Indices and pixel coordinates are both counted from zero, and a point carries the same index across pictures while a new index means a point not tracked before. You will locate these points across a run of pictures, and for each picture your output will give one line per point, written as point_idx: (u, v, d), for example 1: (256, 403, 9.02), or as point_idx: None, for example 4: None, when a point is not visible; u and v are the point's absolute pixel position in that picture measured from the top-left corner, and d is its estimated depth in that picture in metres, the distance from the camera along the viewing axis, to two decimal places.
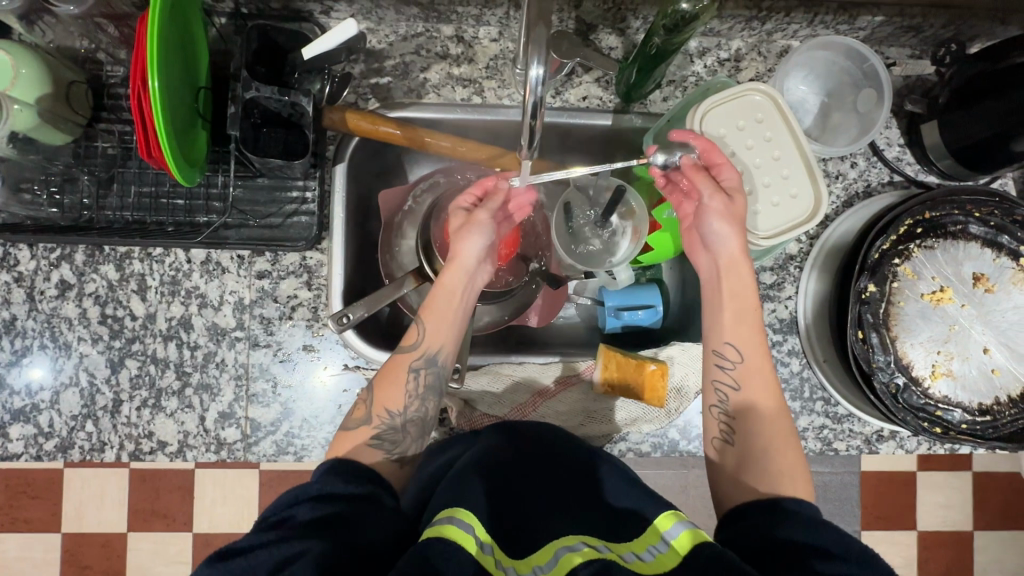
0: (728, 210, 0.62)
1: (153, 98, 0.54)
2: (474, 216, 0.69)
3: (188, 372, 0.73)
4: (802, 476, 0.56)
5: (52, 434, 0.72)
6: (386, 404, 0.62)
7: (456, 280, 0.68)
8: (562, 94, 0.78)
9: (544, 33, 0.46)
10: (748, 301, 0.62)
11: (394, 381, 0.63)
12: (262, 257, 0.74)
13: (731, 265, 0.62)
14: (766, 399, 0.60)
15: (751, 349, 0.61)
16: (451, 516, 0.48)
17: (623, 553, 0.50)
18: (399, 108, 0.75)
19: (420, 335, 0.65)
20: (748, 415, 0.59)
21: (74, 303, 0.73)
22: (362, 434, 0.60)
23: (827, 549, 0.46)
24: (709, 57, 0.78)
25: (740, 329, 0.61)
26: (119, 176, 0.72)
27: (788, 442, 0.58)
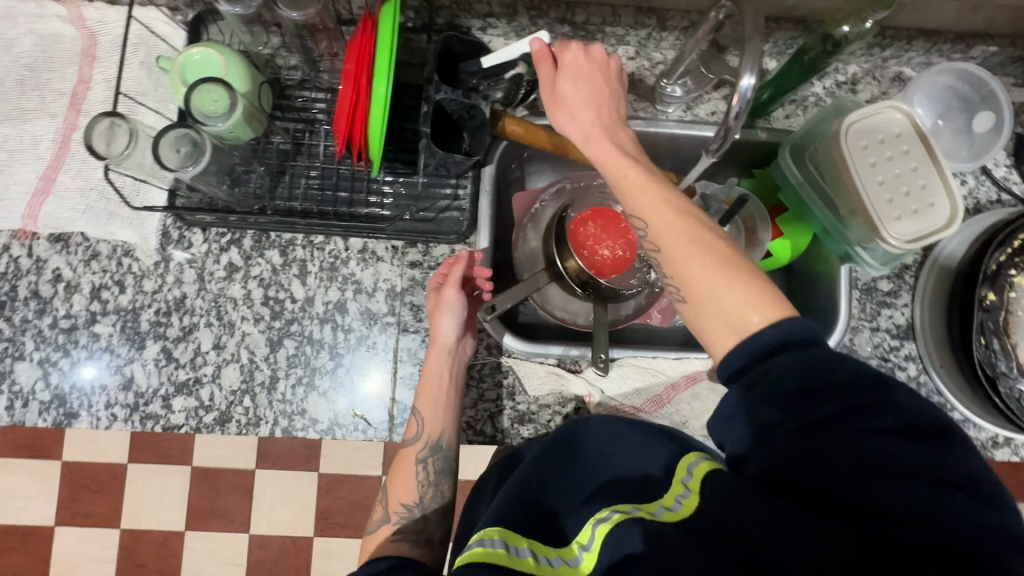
0: (590, 91, 0.65)
1: (378, 102, 0.61)
2: (443, 295, 0.74)
3: (341, 353, 0.78)
4: (761, 292, 0.53)
5: (213, 407, 0.76)
6: (400, 498, 0.69)
7: (444, 351, 0.73)
8: (692, 109, 0.84)
9: (758, 45, 0.56)
10: (630, 175, 0.60)
11: (403, 476, 0.70)
12: (414, 248, 0.80)
13: (586, 139, 0.63)
14: (680, 223, 0.57)
15: (662, 227, 0.58)
16: (481, 539, 0.47)
17: (654, 509, 0.48)
18: (545, 116, 0.81)
19: (420, 425, 0.71)
20: (693, 301, 0.56)
21: (239, 285, 0.78)
22: (384, 533, 0.66)
23: (902, 424, 0.44)
24: (828, 80, 0.85)
25: (632, 193, 0.60)
26: (290, 169, 0.78)
27: (732, 262, 0.55)
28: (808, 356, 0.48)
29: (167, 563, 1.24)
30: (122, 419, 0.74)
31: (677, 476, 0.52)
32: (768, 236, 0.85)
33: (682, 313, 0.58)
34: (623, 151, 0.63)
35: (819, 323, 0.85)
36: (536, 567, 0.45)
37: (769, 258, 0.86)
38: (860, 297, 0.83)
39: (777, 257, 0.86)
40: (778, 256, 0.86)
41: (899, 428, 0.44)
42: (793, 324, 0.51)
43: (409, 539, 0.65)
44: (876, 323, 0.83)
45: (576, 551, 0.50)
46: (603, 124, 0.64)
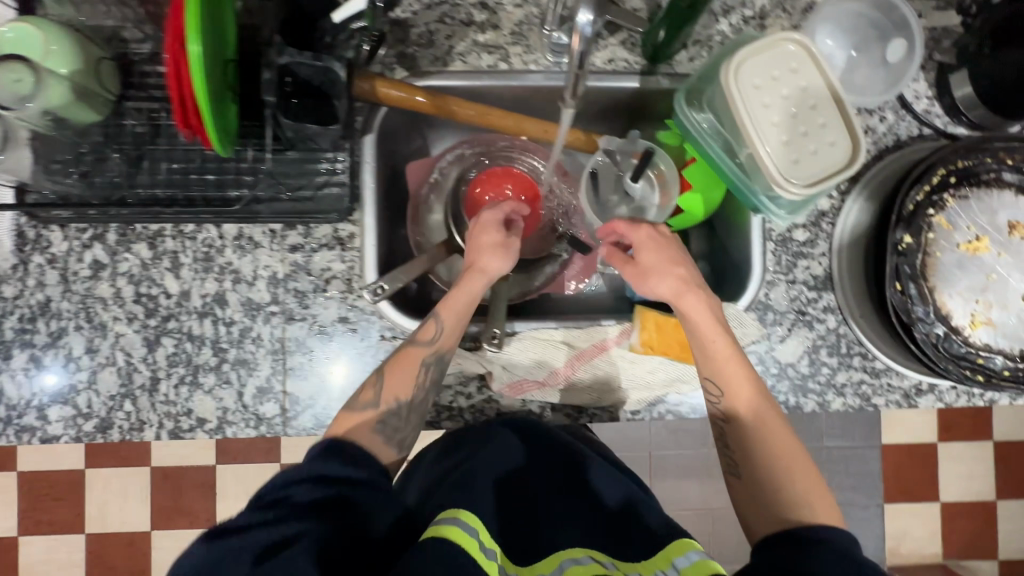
0: (665, 254, 0.70)
1: (192, 62, 0.53)
2: (512, 242, 0.72)
3: (224, 348, 0.73)
4: (812, 477, 0.62)
5: (92, 415, 0.72)
6: (393, 391, 0.65)
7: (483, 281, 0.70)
8: (588, 58, 0.77)
9: None
10: (711, 327, 0.67)
11: (402, 376, 0.65)
12: (294, 230, 0.74)
13: (684, 298, 0.67)
14: (747, 392, 0.66)
15: (726, 377, 0.66)
16: (456, 518, 0.49)
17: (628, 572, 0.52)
18: (427, 77, 0.75)
19: (439, 330, 0.67)
20: (749, 429, 0.65)
21: (107, 283, 0.72)
22: (366, 415, 0.62)
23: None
24: (733, 16, 0.78)
25: (712, 356, 0.67)
26: (148, 154, 0.72)
27: (775, 424, 0.65)
28: (832, 551, 0.53)
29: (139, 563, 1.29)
30: None
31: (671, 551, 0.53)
32: (678, 191, 0.80)
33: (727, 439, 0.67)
34: (718, 316, 0.67)
35: (734, 279, 0.81)
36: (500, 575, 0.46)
37: (681, 215, 0.80)
38: (775, 249, 0.79)
39: (690, 214, 0.80)
40: (690, 212, 0.80)
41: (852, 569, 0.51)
42: (842, 535, 0.56)
43: (384, 435, 0.62)
44: (793, 276, 0.79)
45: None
46: (692, 283, 0.68)
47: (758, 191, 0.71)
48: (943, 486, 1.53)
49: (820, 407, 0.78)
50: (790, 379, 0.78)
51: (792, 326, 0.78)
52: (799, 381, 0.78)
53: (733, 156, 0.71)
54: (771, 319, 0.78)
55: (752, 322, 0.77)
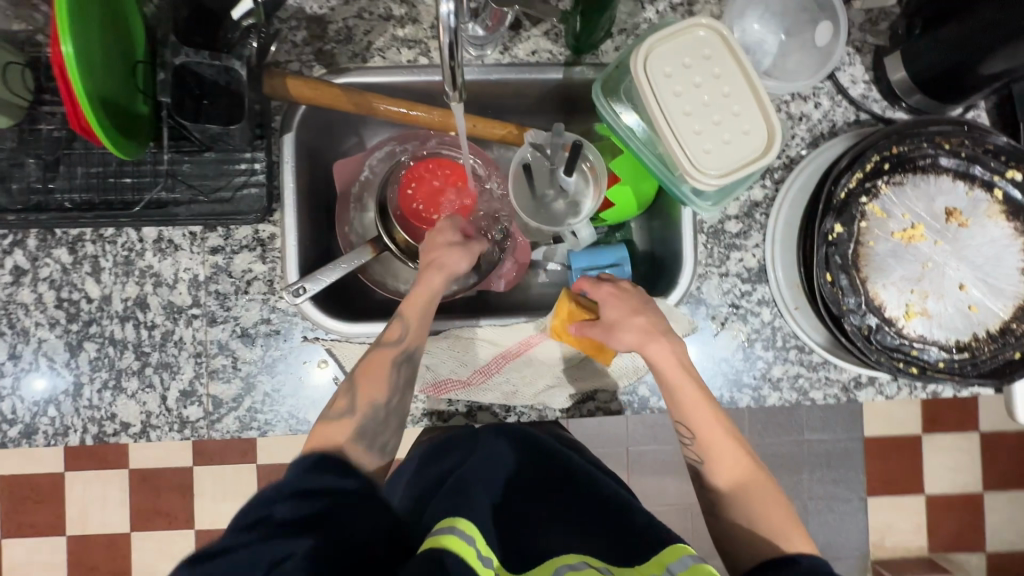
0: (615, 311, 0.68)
1: (68, 63, 0.53)
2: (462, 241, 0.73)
3: (147, 352, 0.73)
4: (784, 520, 0.60)
5: (16, 421, 0.72)
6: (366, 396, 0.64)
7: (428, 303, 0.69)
8: (510, 50, 0.76)
9: None
10: (682, 378, 0.65)
11: (335, 445, 0.60)
12: (214, 232, 0.73)
13: (652, 351, 0.66)
14: (727, 437, 0.64)
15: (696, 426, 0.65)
16: (452, 526, 0.46)
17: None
18: (344, 74, 0.74)
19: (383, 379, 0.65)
20: (723, 474, 0.64)
21: (29, 289, 0.72)
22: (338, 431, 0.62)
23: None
24: (660, 3, 0.76)
25: (686, 403, 0.65)
26: (65, 159, 0.72)
27: (752, 474, 0.64)
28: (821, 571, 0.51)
29: (117, 564, 1.29)
30: None
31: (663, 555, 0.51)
32: (607, 183, 0.79)
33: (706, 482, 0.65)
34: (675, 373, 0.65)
35: (668, 273, 0.79)
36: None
37: (613, 209, 0.80)
38: (707, 241, 0.77)
39: (622, 207, 0.80)
40: (621, 205, 0.79)
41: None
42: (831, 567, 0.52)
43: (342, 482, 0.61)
44: (725, 268, 0.77)
45: None
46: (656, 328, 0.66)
47: (680, 182, 0.70)
48: (929, 480, 1.47)
49: (755, 402, 0.76)
50: (725, 374, 0.76)
51: (725, 320, 0.76)
52: (733, 375, 0.76)
53: (654, 147, 0.70)
54: (703, 313, 0.76)
55: (683, 317, 0.75)
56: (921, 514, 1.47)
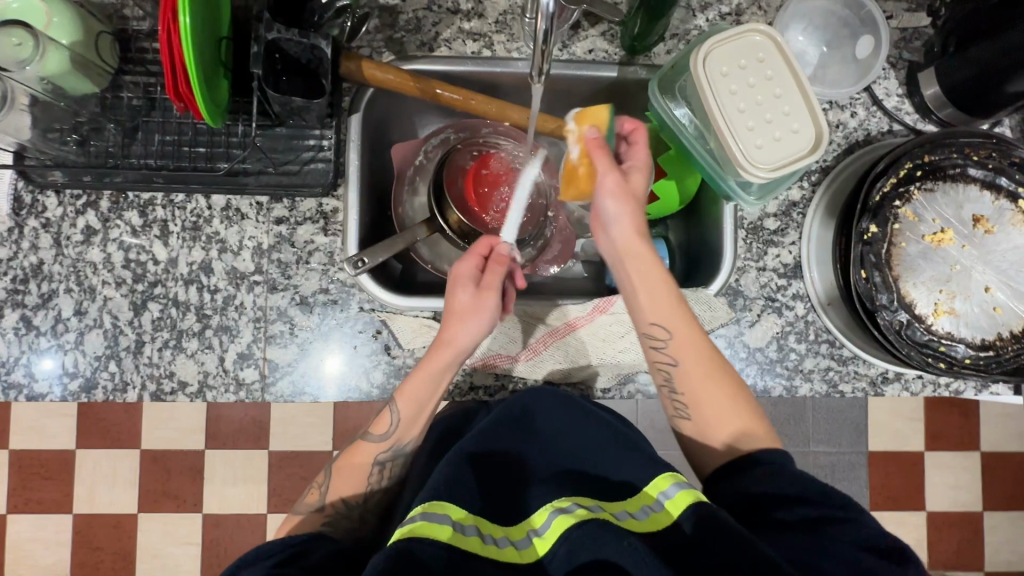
0: (621, 187, 0.69)
1: (184, 33, 0.58)
2: (482, 302, 0.68)
3: (208, 315, 0.75)
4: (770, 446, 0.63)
5: (77, 375, 0.74)
6: (341, 491, 0.67)
7: (451, 359, 0.68)
8: (569, 47, 0.80)
9: None
10: (653, 275, 0.68)
11: (353, 471, 0.68)
12: (280, 204, 0.77)
13: (630, 247, 0.70)
14: (697, 342, 0.66)
15: (677, 326, 0.66)
16: (427, 513, 0.52)
17: (617, 512, 0.55)
18: (412, 61, 0.78)
19: (393, 424, 0.68)
20: (688, 378, 0.66)
21: (98, 248, 0.75)
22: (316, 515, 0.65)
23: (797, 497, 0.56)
24: (711, 12, 0.81)
25: (660, 305, 0.67)
26: (143, 126, 0.75)
27: (749, 420, 0.64)
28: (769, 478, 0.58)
29: None
30: None
31: (651, 488, 0.58)
32: (653, 178, 0.83)
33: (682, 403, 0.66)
34: (656, 295, 0.68)
35: (707, 266, 0.83)
36: (482, 546, 0.52)
37: (656, 203, 0.84)
38: (746, 236, 0.81)
39: (665, 202, 0.84)
40: (665, 200, 0.83)
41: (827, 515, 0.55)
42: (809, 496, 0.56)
43: (343, 514, 0.66)
44: (763, 263, 0.81)
45: (524, 533, 0.56)
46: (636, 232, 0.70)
47: (727, 177, 0.74)
48: (930, 496, 1.48)
49: (788, 392, 0.80)
50: (759, 363, 0.80)
51: (761, 312, 0.80)
52: (767, 365, 0.80)
53: (705, 142, 0.74)
54: (741, 304, 0.80)
55: (723, 306, 0.78)
56: (922, 529, 1.48)
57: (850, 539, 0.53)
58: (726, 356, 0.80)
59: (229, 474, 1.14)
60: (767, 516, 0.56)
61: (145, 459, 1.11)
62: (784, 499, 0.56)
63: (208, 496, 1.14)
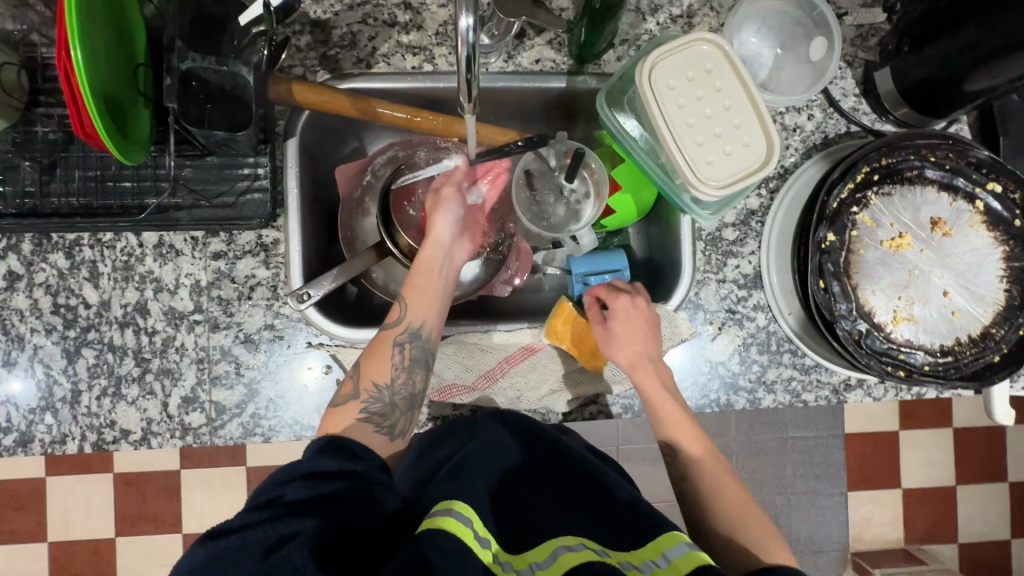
0: (618, 323, 0.70)
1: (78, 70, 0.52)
2: (442, 194, 0.73)
3: (147, 359, 0.72)
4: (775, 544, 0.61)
5: (11, 429, 0.70)
6: (373, 378, 0.65)
7: (435, 248, 0.70)
8: (514, 58, 0.77)
9: None
10: (668, 388, 0.69)
11: (379, 353, 0.66)
12: (217, 237, 0.73)
13: (637, 370, 0.69)
14: (694, 436, 0.67)
15: (683, 430, 0.67)
16: (452, 510, 0.51)
17: (621, 561, 0.52)
18: (348, 79, 0.74)
19: (406, 310, 0.67)
20: (701, 483, 0.65)
21: (24, 294, 0.71)
22: (352, 409, 0.63)
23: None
24: (661, 15, 0.77)
25: (670, 421, 0.68)
26: (62, 162, 0.70)
27: (743, 497, 0.64)
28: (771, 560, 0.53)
29: None
30: None
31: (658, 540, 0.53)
32: (609, 190, 0.80)
33: (684, 465, 0.67)
34: (672, 412, 0.68)
35: (667, 278, 0.81)
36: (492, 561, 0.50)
37: (614, 215, 0.81)
38: (705, 248, 0.79)
39: (622, 214, 0.81)
40: (622, 213, 0.81)
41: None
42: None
43: None
44: (722, 275, 0.79)
45: (529, 563, 0.52)
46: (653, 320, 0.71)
47: (682, 193, 0.72)
48: (904, 475, 1.51)
49: (751, 404, 0.79)
50: (721, 378, 0.79)
51: (722, 325, 0.79)
52: (729, 379, 0.79)
53: (656, 156, 0.72)
54: (702, 318, 0.79)
55: (683, 321, 0.77)
56: (897, 509, 1.50)
57: None
58: (688, 372, 0.78)
59: (206, 492, 1.18)
60: None
61: (119, 483, 1.15)
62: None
63: (186, 515, 1.18)
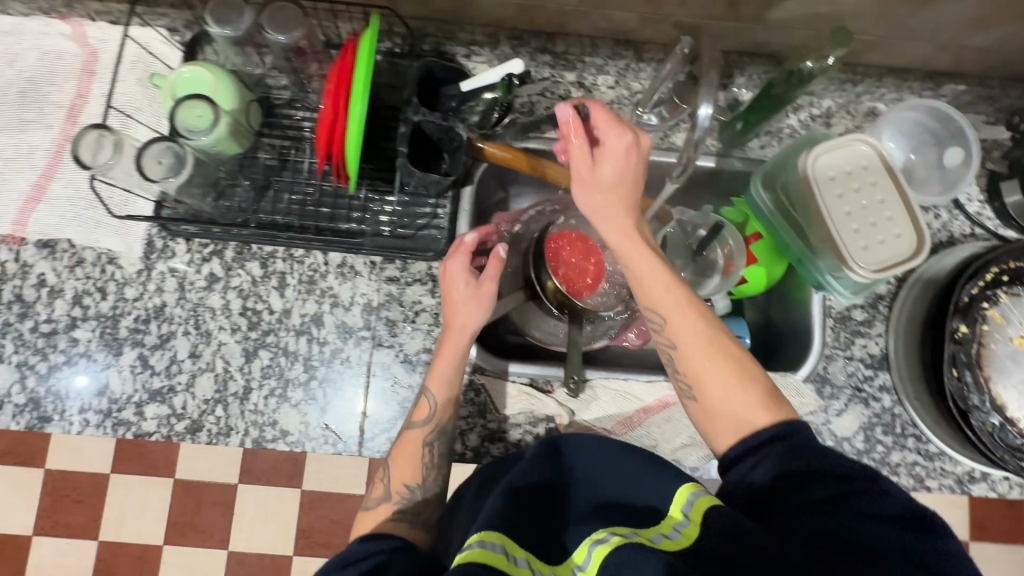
0: (589, 180, 0.66)
1: (356, 119, 0.64)
2: (483, 289, 0.71)
3: (315, 366, 0.78)
4: (775, 399, 0.60)
5: (185, 416, 0.76)
6: (404, 480, 0.66)
7: (463, 339, 0.71)
8: (669, 137, 0.86)
9: (715, 79, 0.57)
10: (644, 268, 0.65)
11: (407, 456, 0.68)
12: (392, 264, 0.81)
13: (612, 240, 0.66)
14: (693, 324, 0.63)
15: (682, 334, 0.63)
16: (482, 540, 0.45)
17: (651, 535, 0.46)
18: (523, 140, 0.83)
19: (431, 408, 0.69)
20: (705, 390, 0.62)
21: (218, 294, 0.79)
22: (383, 512, 0.64)
23: (828, 471, 0.53)
24: (802, 113, 0.87)
25: (654, 292, 0.65)
26: (274, 185, 0.81)
27: (732, 397, 0.60)
28: (789, 446, 0.56)
29: None
30: (94, 424, 0.75)
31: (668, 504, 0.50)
32: (744, 262, 0.84)
33: (688, 382, 0.63)
34: (669, 309, 0.64)
35: (792, 350, 0.85)
36: None
37: (744, 285, 0.86)
38: (834, 325, 0.84)
39: (753, 285, 0.86)
40: (753, 283, 0.85)
41: (846, 478, 0.52)
42: (811, 457, 0.54)
43: None
44: (850, 352, 0.83)
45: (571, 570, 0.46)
46: (638, 236, 0.66)
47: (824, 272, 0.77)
48: None
49: None
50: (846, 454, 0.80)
51: (848, 401, 0.82)
52: (854, 456, 0.80)
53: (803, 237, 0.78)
54: (829, 392, 0.82)
55: (810, 393, 0.80)
56: None
57: (883, 510, 0.50)
58: None
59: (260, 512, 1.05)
60: (795, 495, 0.52)
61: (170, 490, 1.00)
62: (808, 475, 0.53)
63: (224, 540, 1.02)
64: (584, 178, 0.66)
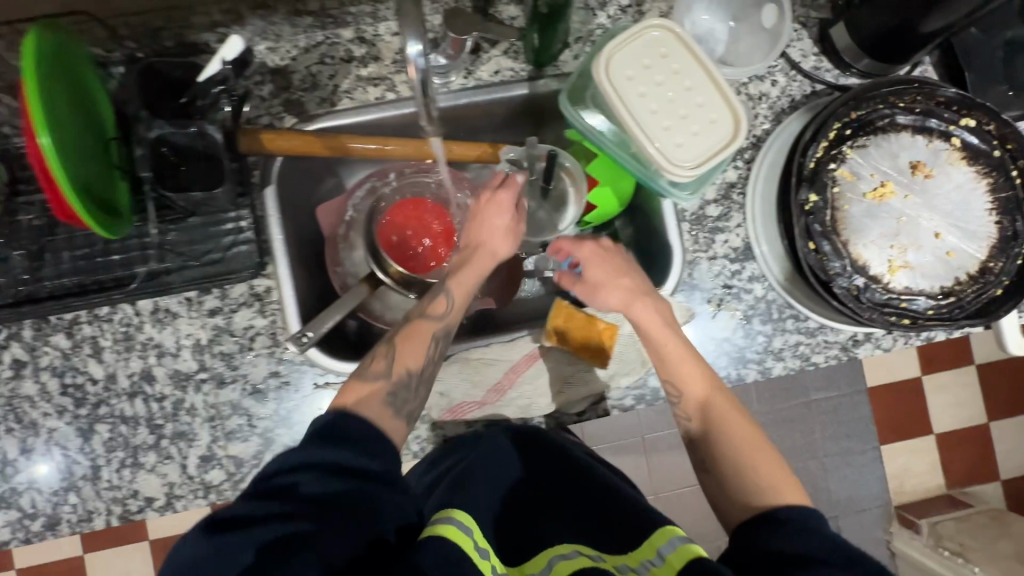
0: (601, 278, 0.70)
1: (47, 154, 0.54)
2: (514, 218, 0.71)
3: (160, 424, 0.73)
4: (758, 450, 0.61)
5: (38, 514, 0.71)
6: (404, 363, 0.62)
7: (490, 264, 0.70)
8: (474, 73, 0.77)
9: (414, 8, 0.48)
10: (668, 346, 0.67)
11: (415, 346, 0.64)
12: (210, 294, 0.74)
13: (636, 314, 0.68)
14: (694, 367, 0.66)
15: (689, 378, 0.66)
16: (455, 515, 0.50)
17: (618, 564, 0.54)
18: (315, 120, 0.75)
19: (450, 306, 0.66)
20: (724, 447, 0.62)
21: (31, 380, 0.72)
22: (375, 394, 0.59)
23: (811, 551, 0.50)
24: (610, 7, 0.78)
25: (666, 359, 0.67)
26: (49, 246, 0.71)
27: (726, 422, 0.63)
28: (795, 526, 0.52)
29: None
30: None
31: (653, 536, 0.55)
32: (587, 187, 0.80)
33: (698, 441, 0.64)
34: (682, 360, 0.66)
35: (656, 266, 0.81)
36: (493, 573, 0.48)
37: (594, 211, 0.81)
38: (692, 228, 0.79)
39: (604, 208, 0.81)
40: (603, 207, 0.80)
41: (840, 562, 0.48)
42: (800, 511, 0.54)
43: None
44: (713, 252, 0.79)
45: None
46: (644, 293, 0.69)
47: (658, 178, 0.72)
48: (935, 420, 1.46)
49: (762, 375, 0.79)
50: (728, 354, 0.78)
51: (721, 301, 0.79)
52: (737, 354, 0.78)
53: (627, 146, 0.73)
54: (700, 298, 0.79)
55: (678, 304, 0.77)
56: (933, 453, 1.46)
57: None
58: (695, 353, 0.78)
59: None
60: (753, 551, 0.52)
61: None
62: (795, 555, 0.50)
63: None
64: (582, 291, 0.72)
